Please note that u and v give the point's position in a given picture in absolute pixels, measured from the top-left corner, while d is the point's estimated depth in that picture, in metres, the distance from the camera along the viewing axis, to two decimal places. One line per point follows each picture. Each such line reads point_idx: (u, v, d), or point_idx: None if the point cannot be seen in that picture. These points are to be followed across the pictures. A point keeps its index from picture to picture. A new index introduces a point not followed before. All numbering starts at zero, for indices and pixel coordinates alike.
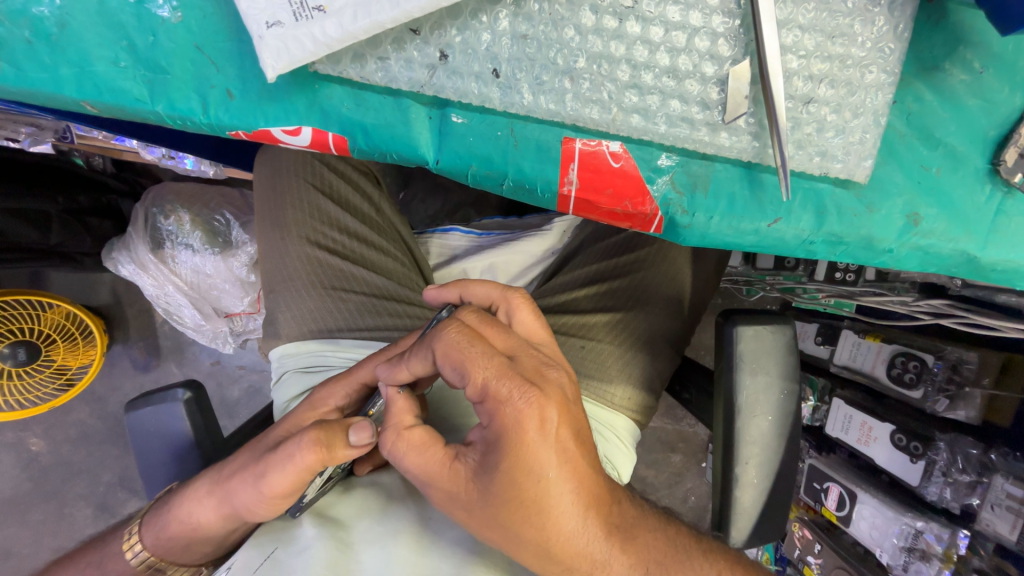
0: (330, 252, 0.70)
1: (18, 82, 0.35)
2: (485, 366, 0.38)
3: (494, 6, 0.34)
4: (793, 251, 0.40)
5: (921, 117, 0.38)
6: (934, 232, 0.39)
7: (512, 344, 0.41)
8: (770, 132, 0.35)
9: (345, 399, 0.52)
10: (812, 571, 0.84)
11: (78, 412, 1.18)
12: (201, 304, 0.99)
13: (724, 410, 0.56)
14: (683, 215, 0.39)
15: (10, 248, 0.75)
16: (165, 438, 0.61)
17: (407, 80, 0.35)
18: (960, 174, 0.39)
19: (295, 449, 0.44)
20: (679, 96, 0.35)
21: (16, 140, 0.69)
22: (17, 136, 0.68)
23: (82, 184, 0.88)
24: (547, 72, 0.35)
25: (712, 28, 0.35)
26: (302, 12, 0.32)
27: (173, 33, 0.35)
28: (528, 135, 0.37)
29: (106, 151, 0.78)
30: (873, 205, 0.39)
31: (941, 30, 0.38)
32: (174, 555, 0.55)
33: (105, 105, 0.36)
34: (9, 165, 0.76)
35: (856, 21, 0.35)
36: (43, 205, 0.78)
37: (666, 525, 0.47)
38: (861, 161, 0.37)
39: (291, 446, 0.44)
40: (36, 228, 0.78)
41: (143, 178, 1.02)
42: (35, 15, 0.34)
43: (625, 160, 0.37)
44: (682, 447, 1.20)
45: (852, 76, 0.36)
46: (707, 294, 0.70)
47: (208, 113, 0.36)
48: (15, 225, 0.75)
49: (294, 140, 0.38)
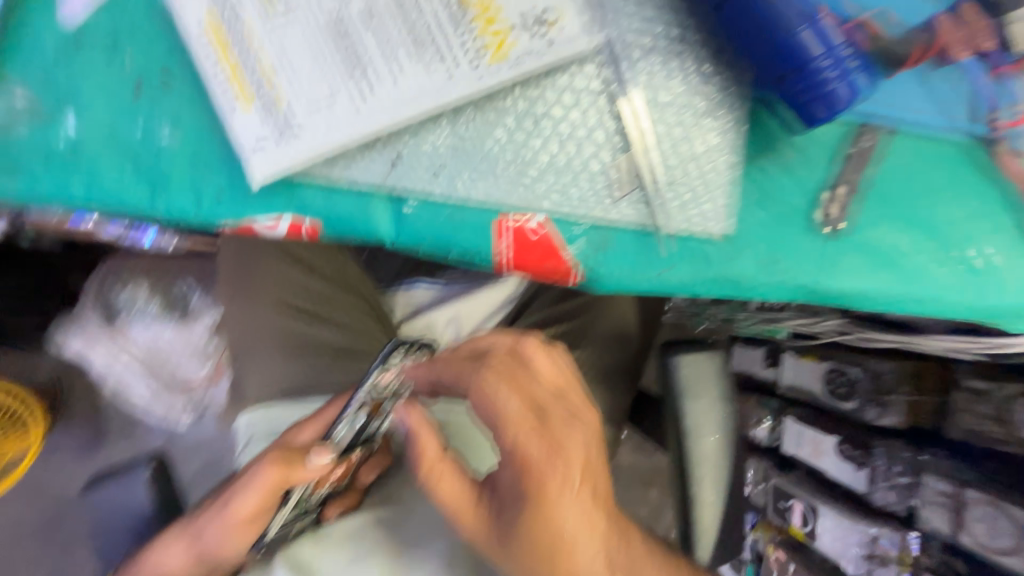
0: (298, 317, 0.77)
1: (34, 196, 0.42)
2: (518, 404, 0.47)
3: (431, 126, 0.44)
4: (684, 293, 0.50)
5: (760, 188, 0.51)
6: (785, 270, 0.50)
7: (543, 397, 0.49)
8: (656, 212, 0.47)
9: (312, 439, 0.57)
10: None
11: (13, 508, 1.10)
12: (157, 374, 1.03)
13: (676, 435, 0.65)
14: (595, 270, 0.48)
15: None
16: (129, 511, 0.67)
17: (366, 180, 0.44)
18: (795, 227, 0.51)
19: (259, 469, 0.51)
20: (579, 183, 0.46)
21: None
22: None
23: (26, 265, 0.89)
24: (479, 168, 0.45)
25: (596, 136, 0.47)
26: (280, 137, 0.41)
27: (171, 151, 0.43)
28: (468, 216, 0.46)
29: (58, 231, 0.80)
30: (734, 253, 0.50)
31: (758, 133, 0.51)
32: None
33: (109, 210, 0.43)
34: None
35: (697, 130, 0.48)
36: None
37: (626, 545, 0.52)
38: (719, 221, 0.49)
39: (256, 468, 0.51)
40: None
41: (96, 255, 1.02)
42: (53, 143, 0.42)
43: (546, 231, 0.47)
44: (654, 480, 1.26)
45: (702, 166, 0.48)
46: (646, 329, 0.81)
47: (200, 212, 0.44)
48: None
49: (273, 232, 0.46)
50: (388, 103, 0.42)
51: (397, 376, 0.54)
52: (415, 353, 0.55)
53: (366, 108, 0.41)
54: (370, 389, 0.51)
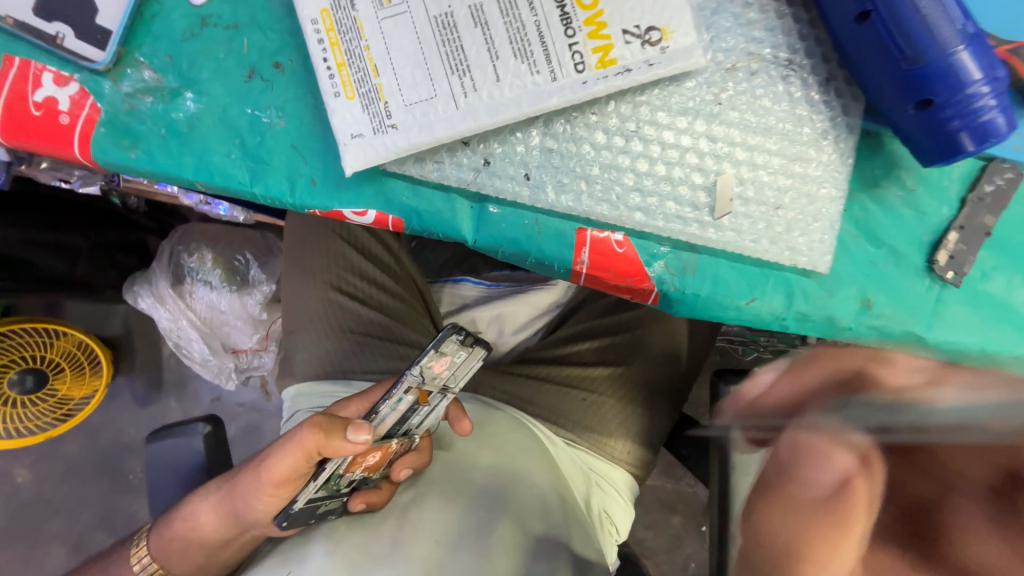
0: (349, 297, 0.79)
1: (149, 166, 0.44)
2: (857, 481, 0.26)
3: (527, 126, 0.44)
4: (768, 325, 0.48)
5: (868, 223, 0.47)
6: (884, 316, 0.47)
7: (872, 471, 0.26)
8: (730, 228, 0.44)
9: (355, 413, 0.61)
10: None
11: (70, 443, 1.21)
12: (211, 340, 1.05)
13: (721, 468, 0.61)
14: (674, 291, 0.46)
15: (41, 279, 0.84)
16: (179, 466, 0.69)
17: (456, 179, 0.44)
18: (903, 269, 0.47)
19: (299, 430, 0.51)
20: (674, 199, 0.44)
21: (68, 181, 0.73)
22: (69, 180, 0.72)
23: (116, 222, 0.95)
24: (567, 176, 0.44)
25: (699, 148, 0.44)
26: (380, 127, 0.42)
27: (276, 134, 0.45)
28: (549, 224, 0.46)
29: (144, 192, 0.84)
30: (831, 291, 0.47)
31: (879, 156, 0.47)
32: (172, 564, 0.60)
33: (214, 187, 0.45)
34: (50, 202, 0.83)
35: (811, 149, 0.44)
36: (75, 240, 0.86)
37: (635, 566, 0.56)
38: (822, 256, 0.45)
39: (297, 429, 0.52)
40: (63, 261, 0.86)
41: (171, 218, 1.06)
42: (172, 118, 0.44)
43: (627, 246, 0.46)
44: (682, 508, 1.21)
45: (811, 189, 0.44)
46: (702, 352, 0.77)
47: (295, 195, 0.45)
48: (50, 258, 0.84)
49: (360, 219, 0.47)
50: (486, 105, 0.41)
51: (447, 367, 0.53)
52: (469, 348, 0.54)
53: (465, 107, 0.41)
54: (420, 373, 0.51)
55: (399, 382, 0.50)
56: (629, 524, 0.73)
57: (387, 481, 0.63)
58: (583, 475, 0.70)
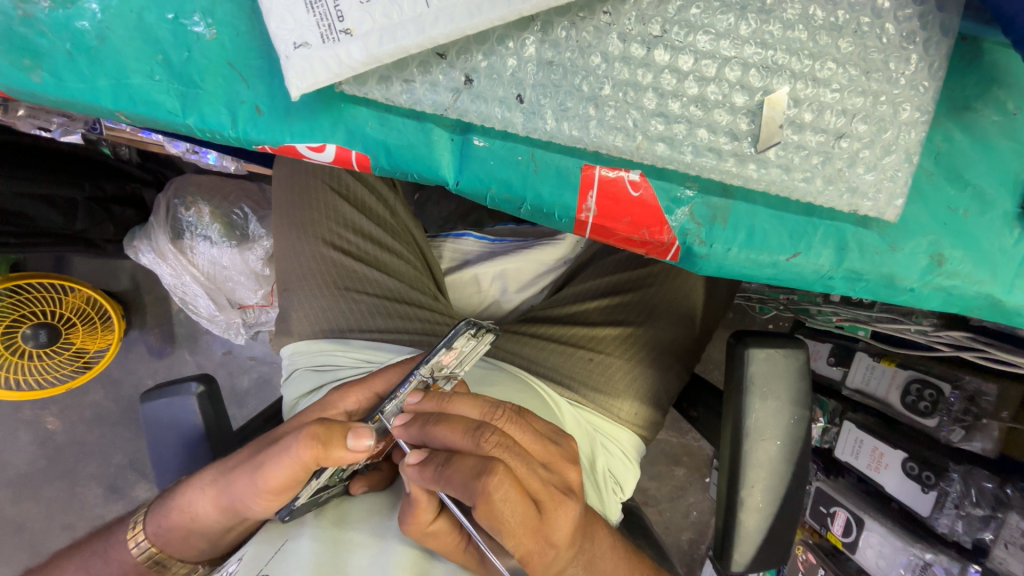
0: (342, 253, 0.71)
1: (58, 92, 0.36)
2: None
3: (521, 32, 0.34)
4: (811, 285, 0.40)
5: (950, 156, 0.38)
6: (959, 274, 0.38)
7: None
8: (760, 184, 0.36)
9: (356, 406, 0.52)
10: (837, 538, 0.79)
11: (93, 394, 1.21)
12: (216, 294, 0.98)
13: (731, 433, 0.55)
14: (700, 245, 0.38)
15: (37, 234, 0.76)
16: (177, 430, 0.62)
17: (431, 103, 0.35)
18: (988, 216, 0.38)
19: (294, 442, 0.44)
20: (707, 125, 0.35)
21: (48, 131, 0.66)
22: (48, 126, 0.64)
23: (109, 173, 0.87)
24: (571, 98, 0.35)
25: (744, 58, 0.34)
26: (329, 34, 0.32)
27: (207, 49, 0.36)
28: (548, 160, 0.38)
29: (134, 142, 0.74)
30: (896, 244, 0.38)
31: (975, 70, 0.37)
32: (172, 548, 0.57)
33: (142, 119, 0.37)
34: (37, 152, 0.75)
35: (891, 59, 0.34)
36: (71, 192, 0.78)
37: (631, 556, 0.52)
38: (892, 200, 0.36)
39: (290, 440, 0.45)
40: (62, 215, 0.78)
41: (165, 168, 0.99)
42: (77, 29, 0.36)
43: (644, 189, 0.38)
44: (687, 461, 1.19)
45: (885, 113, 0.35)
46: (718, 312, 0.70)
47: (237, 127, 0.37)
48: (43, 211, 0.75)
49: (318, 156, 0.39)
50: (464, 2, 0.31)
51: (459, 360, 0.48)
52: (480, 337, 0.48)
53: (438, 5, 0.31)
54: (429, 371, 0.47)
55: (405, 381, 0.47)
56: (635, 485, 0.67)
57: (390, 461, 0.56)
58: (587, 435, 0.64)
